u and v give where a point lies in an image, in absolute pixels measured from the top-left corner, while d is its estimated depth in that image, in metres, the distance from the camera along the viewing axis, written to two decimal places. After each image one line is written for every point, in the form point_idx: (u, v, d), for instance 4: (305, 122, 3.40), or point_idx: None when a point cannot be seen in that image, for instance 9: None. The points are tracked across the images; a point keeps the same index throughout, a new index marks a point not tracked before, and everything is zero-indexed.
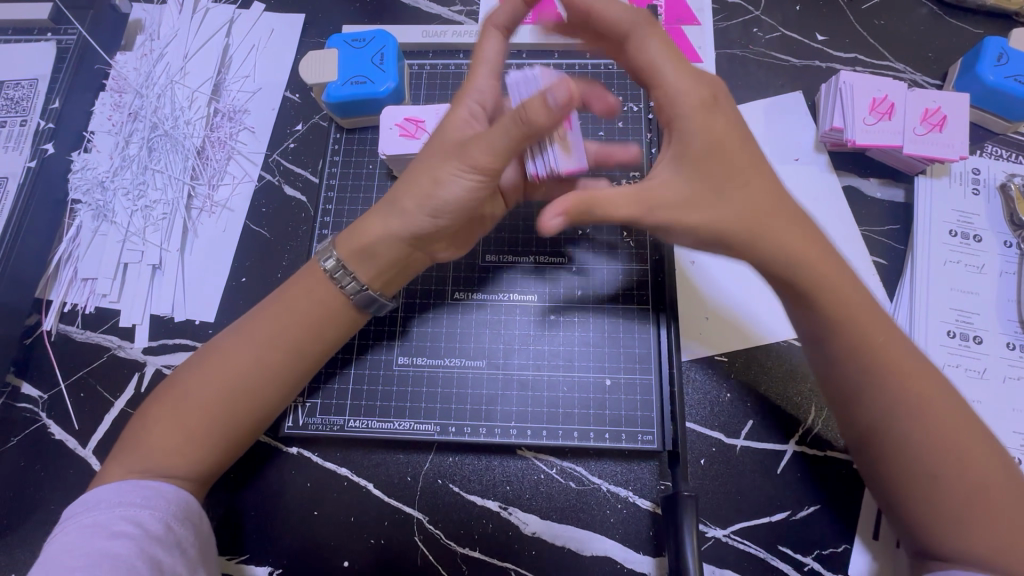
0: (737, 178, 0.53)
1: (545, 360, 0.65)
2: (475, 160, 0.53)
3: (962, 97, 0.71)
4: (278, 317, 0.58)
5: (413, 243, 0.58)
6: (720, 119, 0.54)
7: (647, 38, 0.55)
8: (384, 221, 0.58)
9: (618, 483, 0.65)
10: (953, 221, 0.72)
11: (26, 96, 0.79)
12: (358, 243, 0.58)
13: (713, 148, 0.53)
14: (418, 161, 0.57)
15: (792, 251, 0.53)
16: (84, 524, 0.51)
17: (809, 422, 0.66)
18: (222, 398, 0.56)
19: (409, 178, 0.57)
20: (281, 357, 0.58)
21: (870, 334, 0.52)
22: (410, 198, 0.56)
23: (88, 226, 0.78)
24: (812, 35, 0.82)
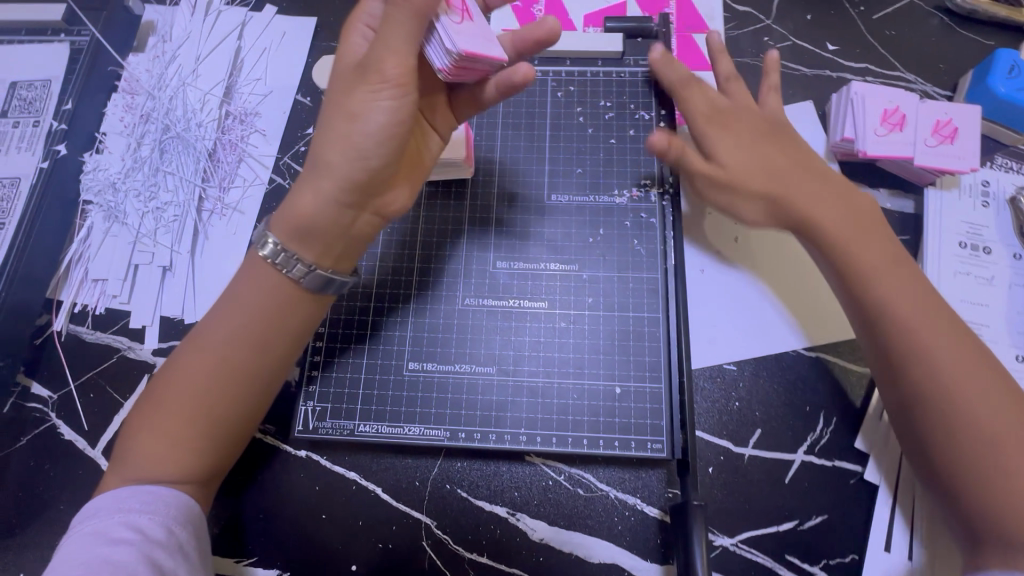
0: (774, 175, 0.66)
1: (555, 368, 0.66)
2: (385, 74, 0.51)
3: (973, 109, 0.72)
4: (238, 308, 0.57)
5: (352, 205, 0.55)
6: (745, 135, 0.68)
7: (690, 92, 0.70)
8: (313, 189, 0.55)
9: (626, 490, 0.65)
10: (962, 232, 0.72)
11: (39, 96, 0.79)
12: (290, 217, 0.55)
13: (752, 154, 0.67)
14: (328, 119, 0.54)
15: (829, 233, 0.63)
16: (86, 531, 0.51)
17: (818, 432, 0.66)
18: (195, 386, 0.56)
19: (324, 141, 0.54)
20: (252, 336, 0.56)
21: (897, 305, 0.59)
22: (334, 156, 0.53)
23: (100, 227, 0.78)
24: (823, 45, 0.82)
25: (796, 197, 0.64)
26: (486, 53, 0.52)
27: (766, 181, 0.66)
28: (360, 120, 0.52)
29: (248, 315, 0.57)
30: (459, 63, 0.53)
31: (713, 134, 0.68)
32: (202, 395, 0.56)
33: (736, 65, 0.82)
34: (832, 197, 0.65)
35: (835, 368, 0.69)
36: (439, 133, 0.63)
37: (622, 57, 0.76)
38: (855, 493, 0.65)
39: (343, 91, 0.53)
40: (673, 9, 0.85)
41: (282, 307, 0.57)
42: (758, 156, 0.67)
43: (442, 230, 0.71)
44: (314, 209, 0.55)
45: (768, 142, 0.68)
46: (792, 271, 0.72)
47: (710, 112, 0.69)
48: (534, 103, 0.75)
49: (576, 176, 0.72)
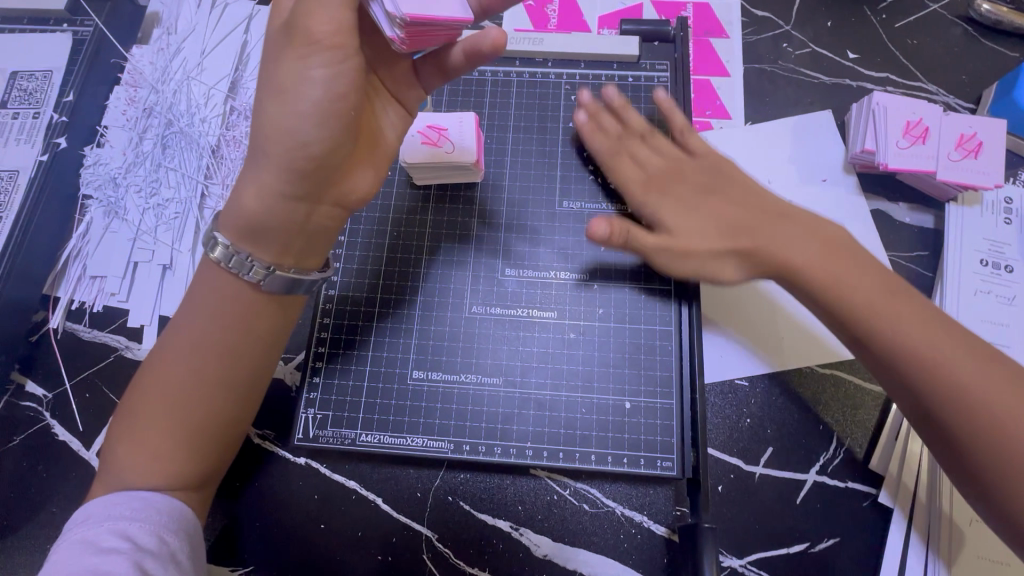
0: (719, 206, 0.65)
1: (564, 380, 0.64)
2: (319, 39, 0.47)
3: (997, 123, 0.70)
4: (202, 317, 0.56)
5: (297, 194, 0.52)
6: (680, 176, 0.68)
7: (619, 151, 0.69)
8: (256, 182, 0.52)
9: (633, 506, 0.64)
10: (984, 250, 0.70)
11: (40, 87, 0.77)
12: (235, 217, 0.53)
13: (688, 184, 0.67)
14: (261, 100, 0.50)
15: (794, 242, 0.61)
16: (74, 540, 0.50)
17: (831, 452, 0.65)
18: (165, 394, 0.55)
19: (259, 129, 0.50)
20: (226, 341, 0.56)
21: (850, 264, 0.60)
22: (272, 143, 0.50)
23: (100, 222, 0.76)
24: (843, 53, 0.80)
25: (764, 248, 0.62)
26: (440, 13, 0.48)
27: (729, 235, 0.63)
28: (292, 96, 0.48)
29: (213, 323, 0.55)
30: (410, 28, 0.49)
31: (657, 203, 0.66)
32: (172, 404, 0.54)
33: (754, 71, 0.80)
34: (800, 236, 0.61)
35: (849, 385, 0.67)
36: (401, 104, 0.59)
37: (638, 60, 0.75)
38: (869, 515, 0.63)
39: (271, 74, 0.49)
40: (690, 13, 0.83)
41: (251, 313, 0.56)
42: (710, 214, 0.65)
43: (447, 235, 0.69)
44: (259, 206, 0.52)
45: (719, 195, 0.66)
46: (764, 322, 0.69)
47: (648, 181, 0.68)
48: (547, 105, 0.73)
49: (589, 182, 0.70)
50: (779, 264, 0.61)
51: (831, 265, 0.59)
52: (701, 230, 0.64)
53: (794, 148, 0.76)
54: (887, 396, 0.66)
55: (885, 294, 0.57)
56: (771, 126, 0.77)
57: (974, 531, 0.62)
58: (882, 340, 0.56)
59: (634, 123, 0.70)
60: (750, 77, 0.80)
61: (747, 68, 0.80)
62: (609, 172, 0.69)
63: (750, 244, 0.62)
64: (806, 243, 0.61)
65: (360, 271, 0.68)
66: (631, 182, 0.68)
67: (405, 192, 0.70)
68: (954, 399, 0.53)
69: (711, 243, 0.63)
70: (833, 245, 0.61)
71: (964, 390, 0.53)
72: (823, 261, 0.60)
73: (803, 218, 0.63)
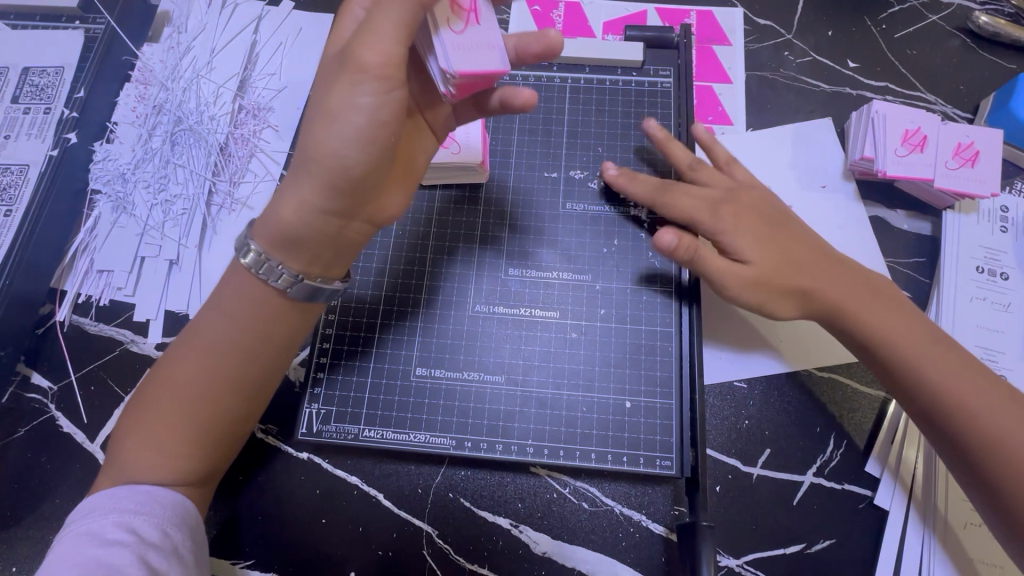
0: (782, 233, 0.66)
1: (566, 380, 0.65)
2: (370, 67, 0.47)
3: (995, 133, 0.71)
4: (219, 314, 0.56)
5: (338, 208, 0.52)
6: (737, 210, 0.66)
7: (676, 194, 0.66)
8: (296, 194, 0.51)
9: (632, 505, 0.64)
10: (980, 257, 0.71)
11: (51, 83, 0.78)
12: (273, 226, 0.52)
13: (741, 218, 0.66)
14: (309, 120, 0.51)
15: (839, 287, 0.63)
16: (79, 531, 0.50)
17: (827, 454, 0.66)
18: (180, 394, 0.55)
19: (304, 145, 0.50)
20: (242, 347, 0.56)
21: (893, 311, 0.62)
22: (314, 160, 0.49)
23: (108, 217, 0.77)
24: (843, 62, 0.81)
25: (818, 287, 0.63)
26: (486, 69, 0.49)
27: (793, 273, 0.64)
28: (339, 121, 0.48)
29: (227, 321, 0.56)
30: (458, 83, 0.50)
31: (734, 228, 0.65)
32: (185, 402, 0.55)
33: (756, 78, 0.81)
34: (843, 279, 0.64)
35: (848, 388, 0.68)
36: (434, 132, 0.60)
37: (642, 66, 0.76)
38: (864, 517, 0.64)
39: (322, 91, 0.50)
40: (694, 20, 0.84)
41: (262, 312, 0.56)
42: (775, 248, 0.65)
43: (453, 241, 0.70)
44: (297, 217, 0.52)
45: (784, 243, 0.65)
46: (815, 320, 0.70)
47: (721, 215, 0.65)
48: (552, 109, 0.74)
49: (592, 186, 0.71)
50: (834, 307, 0.63)
51: (883, 316, 0.62)
52: (775, 260, 0.64)
53: (794, 155, 0.77)
54: (883, 400, 0.67)
55: (931, 347, 0.61)
56: (771, 131, 0.79)
57: (968, 533, 0.63)
58: (927, 391, 0.59)
59: (680, 159, 0.69)
60: (752, 84, 0.81)
61: (749, 75, 0.82)
62: (667, 207, 0.66)
63: (813, 288, 0.63)
64: (864, 302, 0.63)
65: (366, 273, 0.69)
66: (696, 214, 0.65)
67: None
68: (972, 425, 0.58)
69: (777, 275, 0.64)
70: (884, 301, 0.63)
71: (983, 423, 0.57)
72: (880, 317, 0.62)
73: (860, 271, 0.65)
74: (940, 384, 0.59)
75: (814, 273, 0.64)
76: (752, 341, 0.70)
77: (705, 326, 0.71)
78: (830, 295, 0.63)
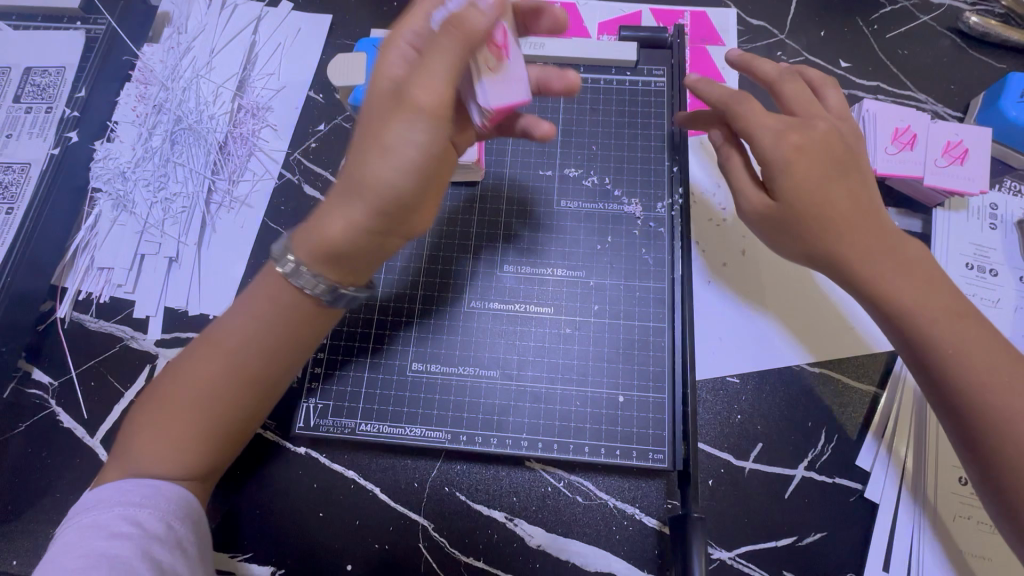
0: (839, 168, 0.57)
1: (560, 374, 0.66)
2: (424, 101, 0.48)
3: (984, 131, 0.72)
4: (242, 313, 0.57)
5: (387, 229, 0.51)
6: (811, 132, 0.57)
7: (745, 103, 0.60)
8: (346, 213, 0.50)
9: (625, 499, 0.65)
10: (969, 254, 0.72)
11: (52, 83, 0.79)
12: (318, 245, 0.51)
13: (804, 145, 0.57)
14: (360, 139, 0.50)
15: (875, 236, 0.56)
16: (84, 523, 0.51)
17: (819, 449, 0.66)
18: (195, 394, 0.55)
19: (355, 164, 0.49)
20: (259, 351, 0.56)
21: (932, 277, 0.55)
22: (365, 182, 0.48)
23: (108, 215, 0.78)
24: (835, 62, 0.82)
25: (851, 235, 0.55)
26: (520, 107, 0.52)
27: (832, 211, 0.56)
28: (392, 148, 0.48)
29: (246, 317, 0.56)
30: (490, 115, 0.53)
31: (794, 151, 0.56)
32: (203, 398, 0.55)
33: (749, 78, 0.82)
34: (881, 231, 0.56)
35: (839, 384, 0.69)
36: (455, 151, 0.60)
37: (636, 65, 0.77)
38: (855, 510, 0.65)
39: (380, 115, 0.49)
40: (687, 20, 0.85)
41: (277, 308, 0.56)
42: (826, 180, 0.56)
43: (450, 239, 0.70)
44: (345, 238, 0.50)
45: (836, 177, 0.56)
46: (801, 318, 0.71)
47: (780, 138, 0.57)
48: (547, 108, 0.75)
49: (586, 184, 0.72)
50: (852, 257, 0.56)
51: (914, 278, 0.55)
52: (806, 194, 0.56)
53: None
54: (874, 395, 0.68)
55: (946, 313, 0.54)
56: None
57: (958, 526, 0.64)
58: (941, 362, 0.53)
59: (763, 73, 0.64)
60: (745, 84, 0.82)
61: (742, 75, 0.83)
62: (739, 115, 0.60)
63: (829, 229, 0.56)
64: (879, 249, 0.55)
65: None
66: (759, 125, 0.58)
67: None
68: (963, 391, 0.52)
69: (812, 202, 0.56)
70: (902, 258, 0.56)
71: (983, 392, 0.52)
72: (891, 269, 0.55)
73: (888, 221, 0.57)
74: (943, 344, 0.53)
75: (839, 215, 0.55)
76: (747, 334, 0.71)
77: (699, 321, 0.71)
78: (864, 243, 0.55)
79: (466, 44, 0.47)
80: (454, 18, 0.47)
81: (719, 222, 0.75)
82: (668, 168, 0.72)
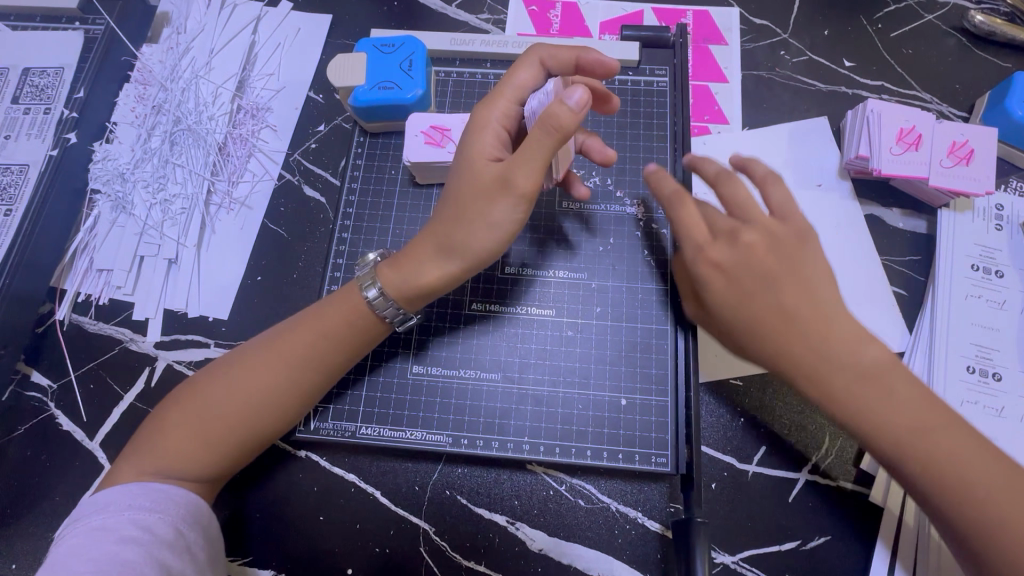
0: (780, 285, 0.51)
1: (562, 377, 0.65)
2: (525, 188, 0.55)
3: (990, 131, 0.71)
4: (306, 324, 0.59)
5: (468, 277, 0.60)
6: (743, 247, 0.53)
7: (681, 210, 0.56)
8: (441, 265, 0.58)
9: (627, 503, 0.65)
10: (975, 255, 0.71)
11: (51, 84, 0.79)
12: (412, 288, 0.58)
13: (739, 263, 0.52)
14: (458, 205, 0.57)
15: (834, 356, 0.49)
16: (93, 527, 0.51)
17: (822, 453, 0.66)
18: (244, 403, 0.56)
19: (454, 229, 0.56)
20: (310, 371, 0.58)
21: (904, 394, 0.48)
22: (464, 245, 0.56)
23: (107, 217, 0.78)
24: (839, 61, 0.82)
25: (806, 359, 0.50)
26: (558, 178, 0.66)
27: (781, 338, 0.50)
28: (489, 220, 0.56)
29: (309, 328, 0.59)
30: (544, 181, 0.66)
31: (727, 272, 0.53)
32: (251, 406, 0.56)
33: (752, 78, 0.82)
34: (843, 350, 0.49)
35: None
36: None
37: (638, 65, 0.76)
38: (860, 514, 0.64)
39: (483, 192, 0.56)
40: (690, 20, 0.85)
41: (342, 324, 0.59)
42: (768, 305, 0.51)
43: None
44: (437, 285, 0.58)
45: (773, 291, 0.51)
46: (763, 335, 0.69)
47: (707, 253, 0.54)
48: None
49: (588, 185, 0.72)
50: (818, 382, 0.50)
51: (887, 403, 0.48)
52: (739, 317, 0.52)
53: (790, 154, 0.78)
54: None
55: (920, 427, 0.48)
56: (766, 130, 0.79)
57: None
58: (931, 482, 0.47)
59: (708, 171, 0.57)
60: (748, 84, 0.82)
61: (745, 74, 0.82)
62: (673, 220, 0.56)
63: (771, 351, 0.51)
64: (834, 372, 0.49)
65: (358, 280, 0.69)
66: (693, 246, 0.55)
67: (406, 190, 0.74)
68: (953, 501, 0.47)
69: (761, 330, 0.51)
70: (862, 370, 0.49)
71: (970, 500, 0.47)
72: (853, 389, 0.49)
73: (848, 331, 0.50)
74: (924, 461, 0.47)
75: (783, 335, 0.50)
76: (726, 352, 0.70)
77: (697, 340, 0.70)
78: (821, 366, 0.49)
79: (555, 136, 0.52)
80: (545, 112, 0.52)
81: None
82: (670, 169, 0.72)
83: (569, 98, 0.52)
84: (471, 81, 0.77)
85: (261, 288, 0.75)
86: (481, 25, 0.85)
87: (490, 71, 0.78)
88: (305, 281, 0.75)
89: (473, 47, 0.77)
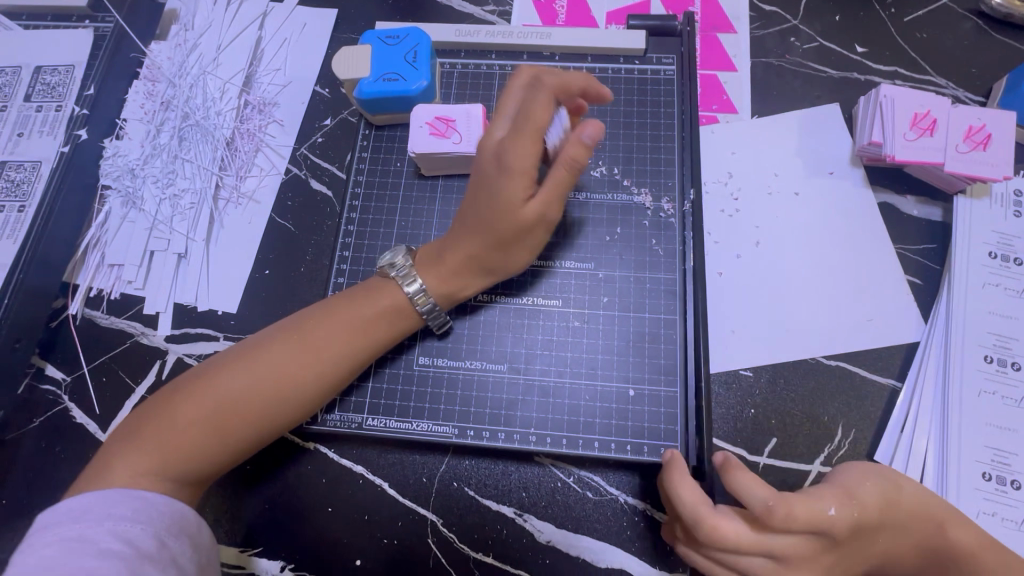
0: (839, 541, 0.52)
1: (569, 368, 0.65)
2: (551, 219, 0.59)
3: (1008, 115, 0.69)
4: (332, 318, 0.60)
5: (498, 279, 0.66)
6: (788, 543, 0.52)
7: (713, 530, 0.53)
8: (479, 282, 0.63)
9: (637, 494, 0.64)
10: (992, 243, 0.70)
11: (62, 82, 0.80)
12: (455, 300, 0.64)
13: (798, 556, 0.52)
14: (492, 236, 0.59)
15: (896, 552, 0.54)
16: (68, 537, 0.49)
17: (836, 443, 0.65)
18: (266, 393, 0.57)
19: (490, 255, 0.60)
20: (334, 367, 0.59)
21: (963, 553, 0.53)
22: (499, 266, 0.61)
23: (118, 212, 0.79)
24: (851, 46, 0.80)
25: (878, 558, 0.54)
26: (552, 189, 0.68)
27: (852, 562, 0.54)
28: (523, 245, 0.60)
29: (335, 323, 0.60)
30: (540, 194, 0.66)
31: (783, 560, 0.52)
32: (274, 399, 0.57)
33: (761, 65, 0.81)
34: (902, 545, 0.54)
35: (856, 378, 0.67)
36: None
37: (645, 54, 0.76)
38: None
39: (517, 229, 0.58)
40: (697, 8, 0.84)
41: (371, 317, 0.60)
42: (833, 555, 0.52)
43: None
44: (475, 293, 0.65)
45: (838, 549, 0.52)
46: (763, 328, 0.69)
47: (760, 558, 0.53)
48: None
49: (595, 175, 0.71)
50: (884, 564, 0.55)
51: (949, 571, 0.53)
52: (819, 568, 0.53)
53: (800, 141, 0.76)
54: (893, 389, 0.66)
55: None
56: (776, 118, 0.78)
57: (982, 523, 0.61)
58: None
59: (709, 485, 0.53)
60: (757, 70, 0.80)
61: (754, 61, 0.81)
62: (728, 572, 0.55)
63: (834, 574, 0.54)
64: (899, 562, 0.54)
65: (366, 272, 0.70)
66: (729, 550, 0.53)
67: (412, 183, 0.73)
68: None
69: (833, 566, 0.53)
70: (897, 523, 0.54)
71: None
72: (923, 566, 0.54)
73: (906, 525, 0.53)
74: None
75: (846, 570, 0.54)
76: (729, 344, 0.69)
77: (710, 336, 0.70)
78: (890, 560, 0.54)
79: (575, 173, 0.56)
80: (566, 156, 0.54)
81: (730, 213, 0.74)
82: (678, 158, 0.71)
83: (583, 134, 0.53)
84: (476, 72, 0.77)
85: (270, 281, 0.75)
86: (486, 17, 0.85)
87: (495, 62, 0.77)
88: (313, 274, 0.75)
89: (478, 39, 0.77)
